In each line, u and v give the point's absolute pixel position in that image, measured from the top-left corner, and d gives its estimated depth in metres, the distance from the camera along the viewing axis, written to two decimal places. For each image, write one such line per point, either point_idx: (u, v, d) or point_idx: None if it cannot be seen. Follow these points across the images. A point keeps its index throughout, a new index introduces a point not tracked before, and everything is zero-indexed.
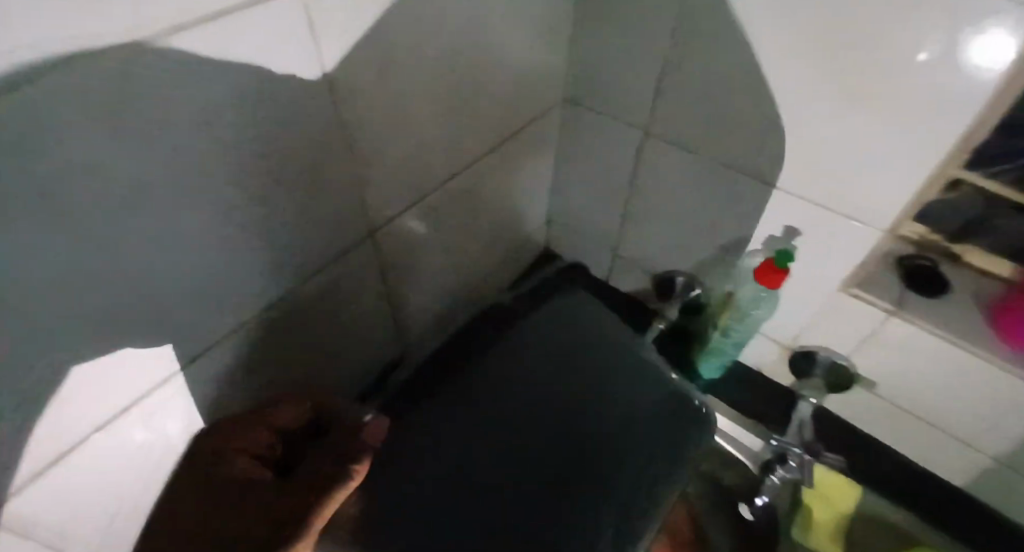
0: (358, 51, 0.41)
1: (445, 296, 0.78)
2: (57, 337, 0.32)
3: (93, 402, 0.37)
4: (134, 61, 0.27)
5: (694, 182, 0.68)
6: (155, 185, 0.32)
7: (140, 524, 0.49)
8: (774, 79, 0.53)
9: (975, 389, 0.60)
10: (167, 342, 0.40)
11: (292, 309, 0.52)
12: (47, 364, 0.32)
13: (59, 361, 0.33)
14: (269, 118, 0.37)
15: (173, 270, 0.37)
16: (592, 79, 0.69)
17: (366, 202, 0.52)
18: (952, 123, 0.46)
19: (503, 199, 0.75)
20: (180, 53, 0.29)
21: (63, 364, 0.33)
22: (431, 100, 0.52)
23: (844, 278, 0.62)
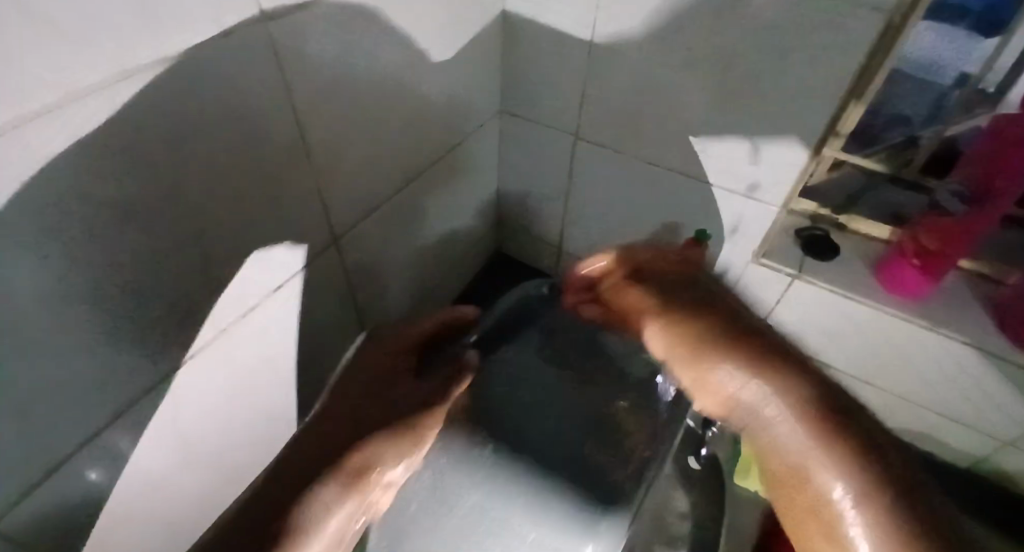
0: (316, 70, 0.46)
1: (409, 301, 0.83)
2: (51, 353, 0.34)
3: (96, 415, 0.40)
4: (114, 90, 0.31)
5: (622, 177, 0.76)
6: (157, 199, 0.37)
7: (148, 529, 0.51)
8: (676, 83, 0.63)
9: (866, 332, 0.71)
10: (162, 350, 0.43)
11: (271, 317, 0.55)
12: (39, 384, 0.34)
13: (53, 375, 0.35)
14: (252, 136, 0.43)
15: (176, 278, 0.41)
16: (522, 93, 0.77)
17: (330, 214, 0.57)
18: (819, 109, 0.56)
19: (454, 207, 0.82)
20: (172, 81, 0.34)
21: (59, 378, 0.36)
22: (378, 113, 0.57)
23: (754, 250, 0.72)
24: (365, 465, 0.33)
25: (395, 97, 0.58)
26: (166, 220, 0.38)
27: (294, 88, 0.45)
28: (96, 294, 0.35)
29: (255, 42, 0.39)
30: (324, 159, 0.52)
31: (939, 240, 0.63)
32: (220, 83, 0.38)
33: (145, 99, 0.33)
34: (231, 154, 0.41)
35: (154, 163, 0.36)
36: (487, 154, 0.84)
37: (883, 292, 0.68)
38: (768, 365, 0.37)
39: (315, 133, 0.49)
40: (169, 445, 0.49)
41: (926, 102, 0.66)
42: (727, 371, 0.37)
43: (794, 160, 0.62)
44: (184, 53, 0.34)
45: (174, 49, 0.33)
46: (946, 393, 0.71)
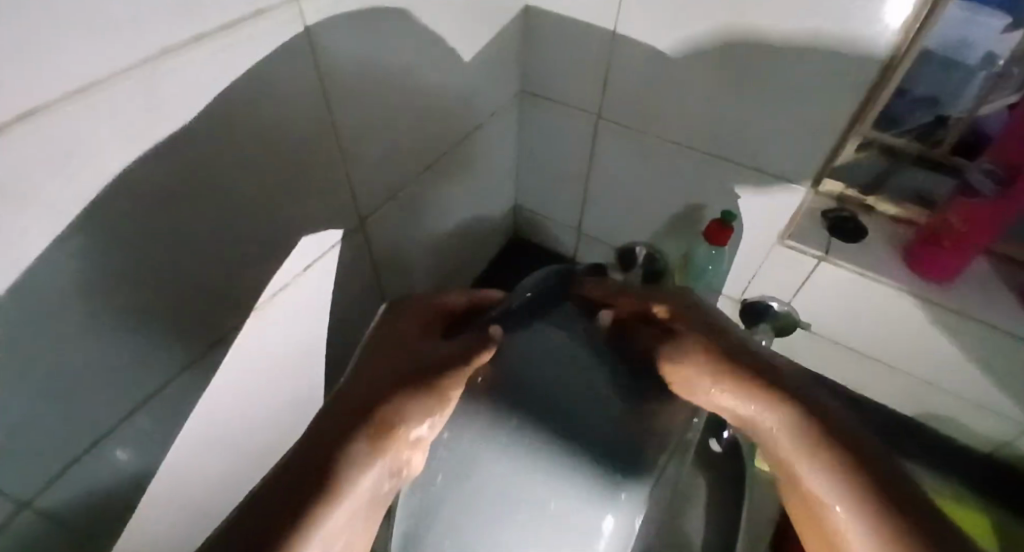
0: (343, 49, 0.45)
1: (427, 282, 0.83)
2: (85, 329, 0.35)
3: (136, 382, 0.41)
4: (148, 75, 0.31)
5: (644, 159, 0.75)
6: (193, 180, 0.37)
7: (180, 491, 0.53)
8: (701, 61, 0.61)
9: (892, 315, 0.70)
10: (194, 332, 0.44)
11: (298, 302, 0.55)
12: (74, 357, 0.35)
13: (87, 349, 0.36)
14: (285, 117, 0.43)
15: (208, 258, 0.42)
16: (542, 73, 0.75)
17: (353, 197, 0.57)
18: (848, 88, 0.56)
19: (471, 191, 0.81)
20: (211, 61, 0.34)
21: (93, 352, 0.36)
22: (403, 95, 0.56)
23: (780, 231, 0.71)
24: (389, 425, 0.30)
25: (420, 78, 0.58)
26: (201, 200, 0.39)
27: (324, 69, 0.44)
28: (135, 274, 0.36)
29: (279, 28, 0.38)
30: (349, 140, 0.52)
31: (967, 222, 0.62)
32: (255, 63, 0.38)
33: (184, 78, 0.33)
34: (264, 134, 0.41)
35: (192, 143, 0.36)
36: (506, 136, 0.83)
37: (911, 274, 0.68)
38: (766, 399, 0.33)
39: (342, 114, 0.49)
40: (197, 421, 0.50)
41: (952, 81, 0.64)
42: (709, 397, 0.32)
43: (824, 140, 0.60)
44: (221, 32, 0.34)
45: (210, 28, 0.33)
46: (975, 378, 0.70)
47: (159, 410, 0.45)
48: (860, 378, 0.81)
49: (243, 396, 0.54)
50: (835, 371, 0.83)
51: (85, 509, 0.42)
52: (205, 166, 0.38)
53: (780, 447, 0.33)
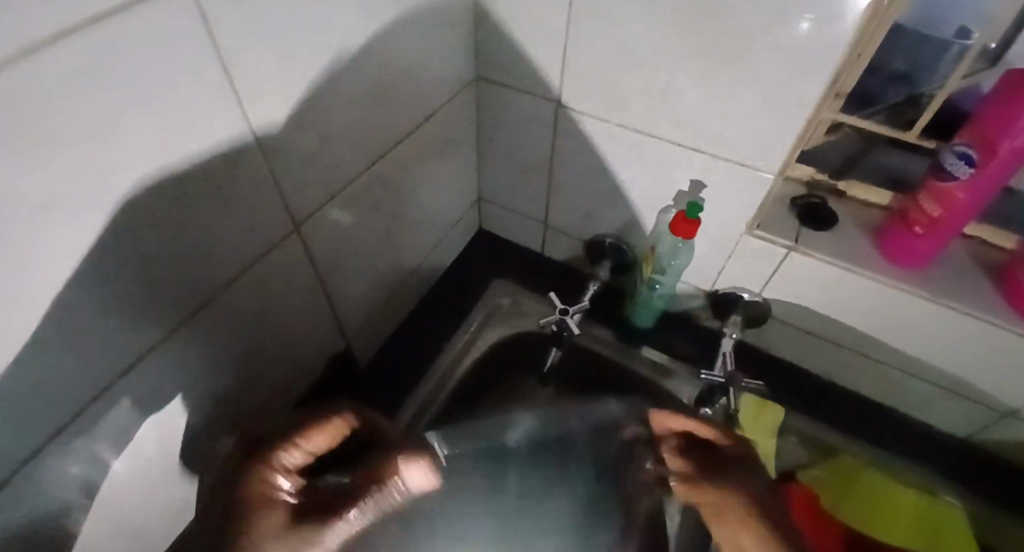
0: (256, 41, 0.41)
1: (385, 283, 0.78)
2: None
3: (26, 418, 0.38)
4: (10, 92, 0.27)
5: (606, 148, 0.72)
6: (72, 200, 0.33)
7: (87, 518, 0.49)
8: (658, 44, 0.57)
9: (865, 305, 0.68)
10: (96, 357, 0.41)
11: (215, 310, 0.51)
12: None
13: None
14: (181, 125, 0.38)
15: (103, 280, 0.38)
16: (496, 58, 0.71)
17: (286, 200, 0.52)
18: (809, 73, 0.52)
19: (428, 185, 0.77)
20: (65, 69, 0.29)
21: None
22: (335, 87, 0.51)
23: (749, 221, 0.68)
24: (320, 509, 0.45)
25: (354, 66, 0.53)
26: (86, 219, 0.35)
27: (228, 57, 0.39)
28: (13, 306, 0.33)
29: (164, 23, 0.34)
30: (273, 137, 0.47)
31: (941, 206, 0.59)
32: (133, 64, 0.33)
33: (25, 96, 0.28)
34: (151, 145, 0.37)
35: (58, 163, 0.31)
36: (463, 128, 0.78)
37: (884, 263, 0.66)
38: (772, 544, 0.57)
39: (259, 106, 0.44)
40: (101, 447, 0.46)
41: (922, 55, 0.61)
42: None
43: (792, 125, 0.57)
44: (66, 37, 0.29)
45: (45, 35, 0.28)
46: (948, 364, 0.69)
47: (69, 440, 0.42)
48: (834, 368, 0.79)
49: (158, 416, 0.51)
50: (810, 361, 0.80)
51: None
52: (94, 184, 0.34)
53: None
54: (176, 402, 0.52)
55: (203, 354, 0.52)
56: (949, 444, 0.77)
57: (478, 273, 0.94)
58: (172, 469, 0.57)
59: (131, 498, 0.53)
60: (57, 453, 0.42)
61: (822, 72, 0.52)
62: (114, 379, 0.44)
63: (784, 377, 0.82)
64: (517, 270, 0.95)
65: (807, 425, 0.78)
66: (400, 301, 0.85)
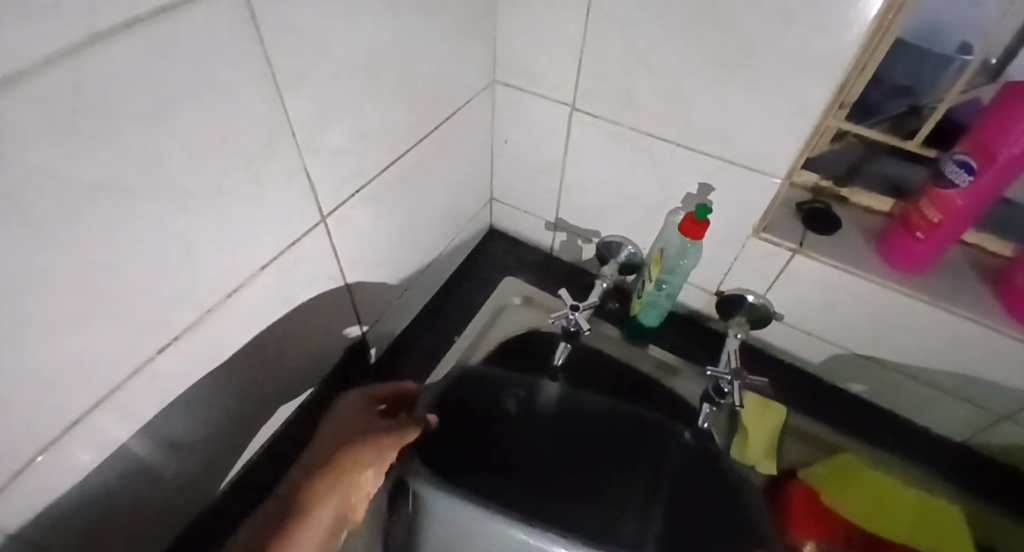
0: (296, 38, 0.43)
1: (400, 277, 0.80)
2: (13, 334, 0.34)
3: (67, 386, 0.40)
4: (78, 78, 0.30)
5: (618, 151, 0.74)
6: (123, 182, 0.35)
7: (114, 490, 0.51)
8: (670, 50, 0.60)
9: (866, 307, 0.70)
10: (134, 332, 0.43)
11: (242, 295, 0.53)
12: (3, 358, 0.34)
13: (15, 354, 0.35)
14: (224, 116, 0.40)
15: (146, 260, 0.40)
16: (514, 62, 0.73)
17: (314, 192, 0.54)
18: (815, 81, 0.55)
19: (444, 184, 0.79)
20: (125, 59, 0.32)
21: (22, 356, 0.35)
22: (363, 86, 0.54)
23: (754, 224, 0.70)
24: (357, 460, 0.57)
25: (382, 66, 0.55)
26: (133, 200, 0.37)
27: (270, 53, 0.41)
28: (64, 278, 0.35)
29: (214, 18, 0.36)
30: (304, 131, 0.49)
31: (940, 212, 0.61)
32: (184, 58, 0.35)
33: (89, 84, 0.30)
34: (195, 134, 0.39)
35: (112, 146, 0.34)
36: (479, 129, 0.81)
37: (886, 267, 0.68)
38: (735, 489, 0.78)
39: (296, 102, 0.46)
40: (132, 420, 0.48)
41: (925, 70, 0.64)
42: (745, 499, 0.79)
43: (798, 131, 0.59)
44: (129, 30, 0.31)
45: (109, 26, 0.30)
46: (953, 367, 0.70)
47: (105, 411, 0.44)
48: (835, 370, 0.81)
49: (185, 395, 0.53)
50: (812, 363, 0.82)
51: (28, 508, 0.43)
52: (145, 169, 0.37)
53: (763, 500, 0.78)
54: (203, 382, 0.54)
55: (229, 338, 0.54)
56: (950, 449, 0.79)
57: (489, 271, 0.96)
58: (196, 448, 0.59)
59: (156, 474, 0.55)
60: (93, 423, 0.44)
61: (827, 81, 0.54)
62: (148, 355, 0.46)
63: (787, 379, 0.84)
64: (527, 269, 0.97)
65: (804, 422, 0.81)
66: (413, 297, 0.87)
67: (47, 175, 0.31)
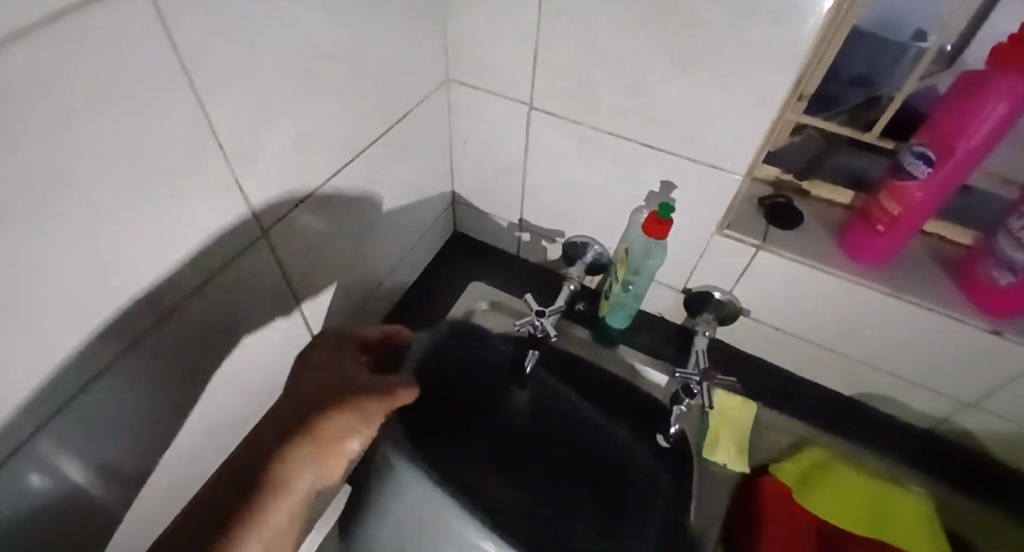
0: (219, 42, 0.40)
1: (357, 287, 0.77)
2: None
3: None
4: None
5: (580, 150, 0.72)
6: (26, 208, 0.32)
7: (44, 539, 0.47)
8: (628, 46, 0.58)
9: (831, 301, 0.70)
10: (55, 369, 0.39)
11: (178, 319, 0.49)
12: None
13: None
14: (139, 129, 0.37)
15: (55, 292, 0.36)
16: (468, 60, 0.71)
17: (252, 205, 0.51)
18: (772, 75, 0.54)
19: (401, 189, 0.76)
20: (14, 70, 0.28)
21: None
22: (300, 92, 0.50)
23: (718, 221, 0.69)
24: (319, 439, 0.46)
25: (320, 69, 0.52)
26: (36, 225, 0.33)
27: (189, 58, 0.38)
28: None
29: (119, 24, 0.32)
30: (235, 140, 0.45)
31: (900, 204, 0.61)
32: (84, 69, 0.31)
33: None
34: (106, 149, 0.35)
35: (5, 170, 0.30)
36: (436, 130, 0.78)
37: (849, 259, 0.67)
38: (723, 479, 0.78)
39: (223, 112, 0.43)
40: (60, 464, 0.44)
41: (882, 60, 0.63)
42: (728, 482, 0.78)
43: (757, 127, 0.58)
44: (19, 39, 0.28)
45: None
46: (918, 357, 0.71)
47: (29, 457, 0.40)
48: (804, 363, 0.81)
49: (121, 430, 0.49)
50: (781, 358, 0.82)
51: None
52: (50, 191, 0.33)
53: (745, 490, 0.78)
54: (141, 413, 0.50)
55: (170, 366, 0.51)
56: (916, 436, 0.80)
57: (455, 276, 0.94)
58: (140, 484, 0.55)
59: (97, 514, 0.51)
60: (11, 474, 0.40)
61: (785, 74, 0.53)
62: (72, 394, 0.42)
63: (757, 374, 0.84)
64: (492, 272, 0.95)
65: (775, 417, 0.80)
66: (374, 307, 0.84)
67: None
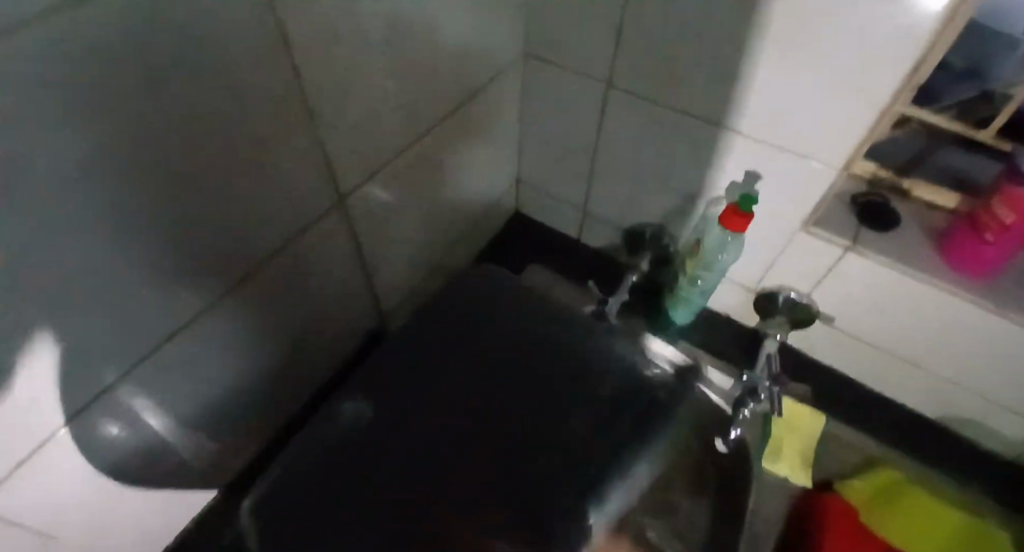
0: (314, 10, 0.40)
1: (420, 259, 0.77)
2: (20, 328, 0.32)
3: (68, 379, 0.39)
4: (92, 66, 0.27)
5: (657, 134, 0.69)
6: (132, 169, 0.33)
7: (124, 474, 0.51)
8: (721, 27, 0.54)
9: (922, 313, 0.64)
10: (137, 322, 0.41)
11: (252, 279, 0.50)
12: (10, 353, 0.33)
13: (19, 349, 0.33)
14: (231, 95, 0.37)
15: (137, 245, 0.37)
16: (545, 36, 0.68)
17: (330, 174, 0.51)
18: (885, 64, 0.49)
19: (467, 165, 0.75)
20: (127, 35, 0.28)
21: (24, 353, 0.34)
22: (381, 61, 0.50)
23: (803, 218, 0.65)
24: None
25: (401, 37, 0.50)
26: (130, 180, 0.33)
27: (284, 23, 0.38)
28: (72, 270, 0.33)
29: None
30: (318, 107, 0.45)
31: (1016, 213, 0.54)
32: (193, 37, 0.32)
33: (78, 59, 0.26)
34: (197, 108, 0.35)
35: (119, 131, 0.31)
36: (506, 106, 0.76)
37: (949, 269, 0.61)
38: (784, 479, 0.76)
39: (309, 79, 0.43)
40: (140, 408, 0.47)
41: (988, 52, 0.59)
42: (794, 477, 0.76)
43: (861, 120, 0.53)
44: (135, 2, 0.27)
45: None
46: (1016, 382, 0.64)
47: (113, 392, 0.43)
48: (881, 377, 0.75)
49: (195, 383, 0.51)
50: (854, 368, 0.77)
51: (34, 483, 0.42)
52: (155, 157, 0.34)
53: (807, 494, 0.76)
54: (213, 367, 0.52)
55: (246, 323, 0.53)
56: (1001, 467, 0.73)
57: (513, 259, 0.93)
58: (212, 431, 0.58)
59: (172, 457, 0.55)
60: (99, 409, 0.43)
61: (905, 60, 0.47)
62: (155, 344, 0.44)
63: (827, 383, 0.79)
64: (552, 255, 0.93)
65: (840, 428, 0.76)
66: (432, 280, 0.84)
67: (63, 163, 0.29)
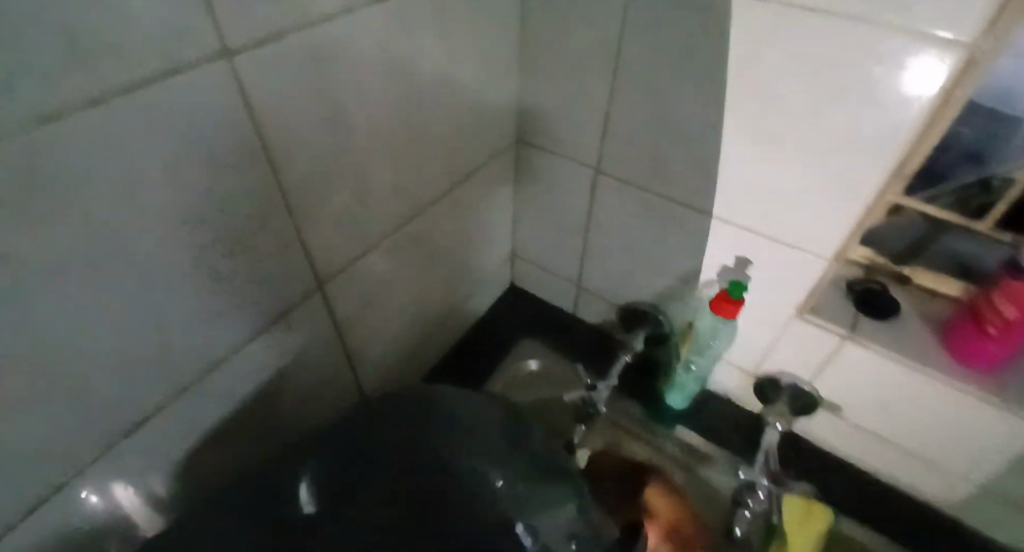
0: (291, 111, 0.41)
1: (409, 335, 0.76)
2: None
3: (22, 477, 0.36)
4: (44, 169, 0.28)
5: (647, 217, 0.69)
6: (92, 262, 0.33)
7: None
8: (699, 117, 0.56)
9: (932, 406, 0.60)
10: (100, 413, 0.40)
11: (227, 366, 0.49)
12: None
13: None
14: (202, 189, 0.38)
15: (100, 336, 0.36)
16: (535, 122, 0.71)
17: (311, 259, 0.52)
18: (863, 155, 0.48)
19: (460, 244, 0.76)
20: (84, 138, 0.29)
21: None
22: (365, 152, 0.51)
23: (798, 304, 0.63)
24: None
25: (386, 130, 0.52)
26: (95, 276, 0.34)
27: (259, 122, 0.39)
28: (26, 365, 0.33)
29: (193, 94, 0.34)
30: (297, 197, 0.46)
31: (1018, 308, 0.51)
32: (159, 138, 0.33)
33: (33, 164, 0.27)
34: (167, 203, 0.36)
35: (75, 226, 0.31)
36: (500, 186, 0.78)
37: (954, 364, 0.58)
38: None
39: (288, 172, 0.44)
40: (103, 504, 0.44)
41: (997, 134, 0.54)
42: None
43: (846, 208, 0.52)
44: (97, 110, 0.29)
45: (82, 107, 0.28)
46: None
47: (71, 489, 0.40)
48: (894, 470, 0.70)
49: (164, 474, 0.49)
50: (864, 460, 0.72)
51: None
52: (118, 251, 0.34)
53: None
54: (184, 456, 0.50)
55: (221, 410, 0.51)
56: None
57: (507, 333, 0.92)
58: None
59: None
60: (59, 506, 0.40)
61: (887, 151, 0.47)
62: (118, 436, 0.42)
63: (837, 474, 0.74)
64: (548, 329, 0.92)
65: (856, 532, 0.69)
66: (424, 356, 0.83)
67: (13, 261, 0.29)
